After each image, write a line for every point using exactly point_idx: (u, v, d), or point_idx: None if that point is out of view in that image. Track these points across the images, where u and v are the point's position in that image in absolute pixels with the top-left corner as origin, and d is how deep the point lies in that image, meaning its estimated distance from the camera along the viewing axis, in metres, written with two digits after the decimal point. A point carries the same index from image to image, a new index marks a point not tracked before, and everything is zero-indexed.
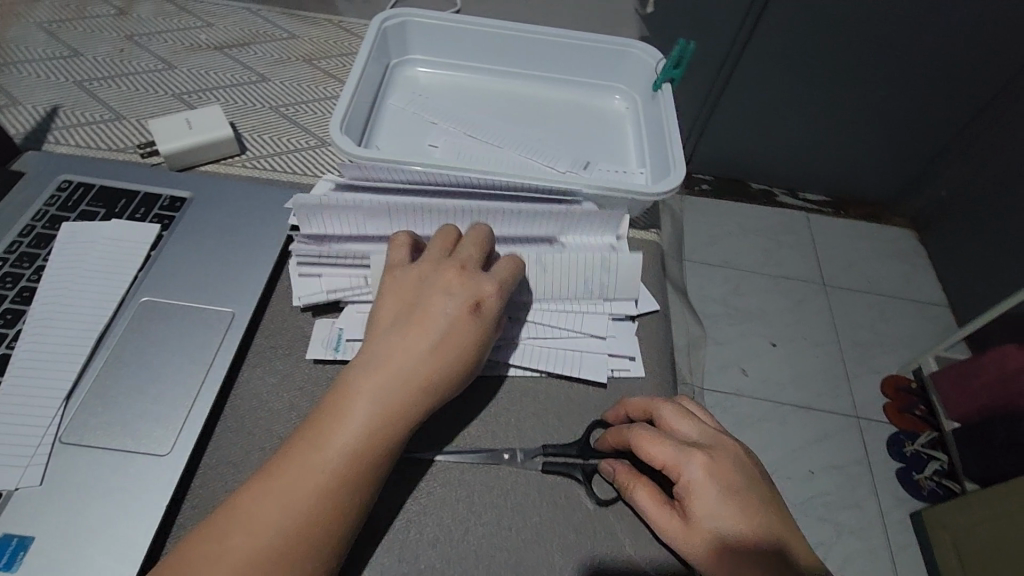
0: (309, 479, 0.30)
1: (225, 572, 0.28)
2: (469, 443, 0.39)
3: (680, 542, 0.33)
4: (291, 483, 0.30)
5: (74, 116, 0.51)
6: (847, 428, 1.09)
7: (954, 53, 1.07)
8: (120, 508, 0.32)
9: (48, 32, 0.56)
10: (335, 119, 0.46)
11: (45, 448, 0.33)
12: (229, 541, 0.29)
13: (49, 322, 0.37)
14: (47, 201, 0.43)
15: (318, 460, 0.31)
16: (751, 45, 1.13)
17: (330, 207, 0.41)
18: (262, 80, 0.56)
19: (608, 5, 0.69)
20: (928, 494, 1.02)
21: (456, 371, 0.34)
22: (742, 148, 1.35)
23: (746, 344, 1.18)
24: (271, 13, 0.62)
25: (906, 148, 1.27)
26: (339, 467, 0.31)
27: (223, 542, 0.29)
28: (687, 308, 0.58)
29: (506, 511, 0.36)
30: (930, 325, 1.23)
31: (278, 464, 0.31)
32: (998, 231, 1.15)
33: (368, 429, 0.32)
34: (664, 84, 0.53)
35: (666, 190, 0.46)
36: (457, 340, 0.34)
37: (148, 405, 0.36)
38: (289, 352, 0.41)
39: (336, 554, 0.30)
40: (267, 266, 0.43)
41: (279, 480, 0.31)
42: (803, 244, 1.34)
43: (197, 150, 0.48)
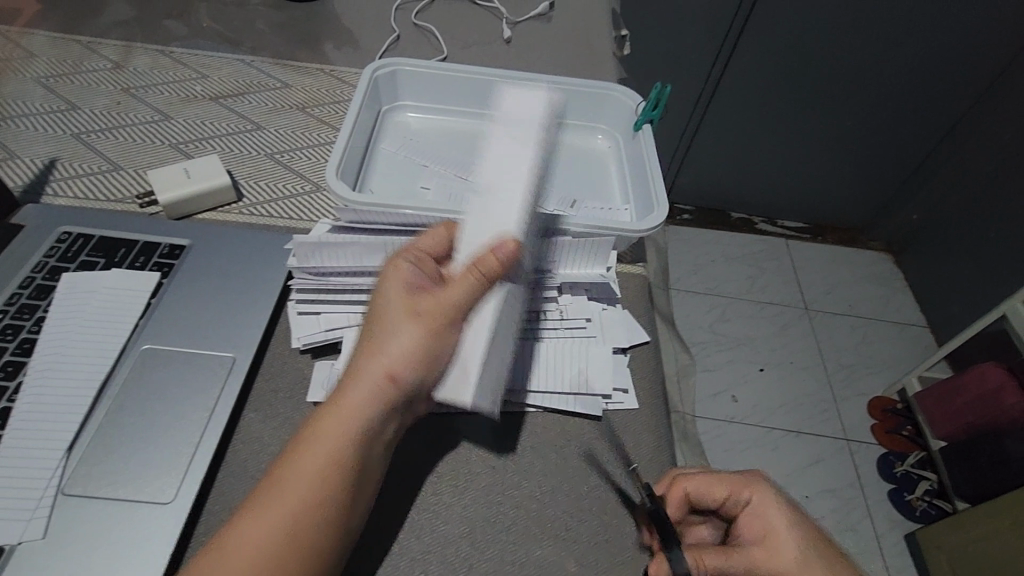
0: (295, 504, 0.31)
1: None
2: (469, 478, 0.40)
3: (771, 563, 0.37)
4: (274, 509, 0.31)
5: (71, 168, 0.52)
6: (838, 451, 1.10)
7: (914, 86, 1.14)
8: (124, 559, 0.32)
9: (46, 87, 0.58)
10: (331, 166, 0.48)
11: (48, 500, 0.33)
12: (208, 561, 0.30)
13: (50, 373, 0.38)
14: (47, 252, 0.44)
15: (299, 482, 0.32)
16: (724, 81, 1.19)
17: (325, 246, 0.42)
18: (258, 129, 0.58)
19: (586, 49, 0.72)
20: (921, 515, 1.03)
21: (387, 328, 0.36)
22: (721, 178, 1.39)
23: (734, 370, 1.20)
24: (264, 63, 0.64)
25: (877, 174, 1.33)
26: (291, 456, 0.33)
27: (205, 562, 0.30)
28: (676, 337, 0.60)
29: (509, 546, 0.37)
30: (910, 346, 1.26)
31: (262, 494, 0.32)
32: (969, 252, 1.20)
33: (313, 425, 0.33)
34: (645, 124, 0.56)
35: (650, 227, 0.48)
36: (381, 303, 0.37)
37: (151, 452, 0.36)
38: (289, 395, 0.41)
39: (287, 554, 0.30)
40: (266, 311, 0.44)
41: (265, 510, 0.31)
42: (784, 270, 1.38)
43: (195, 199, 0.50)
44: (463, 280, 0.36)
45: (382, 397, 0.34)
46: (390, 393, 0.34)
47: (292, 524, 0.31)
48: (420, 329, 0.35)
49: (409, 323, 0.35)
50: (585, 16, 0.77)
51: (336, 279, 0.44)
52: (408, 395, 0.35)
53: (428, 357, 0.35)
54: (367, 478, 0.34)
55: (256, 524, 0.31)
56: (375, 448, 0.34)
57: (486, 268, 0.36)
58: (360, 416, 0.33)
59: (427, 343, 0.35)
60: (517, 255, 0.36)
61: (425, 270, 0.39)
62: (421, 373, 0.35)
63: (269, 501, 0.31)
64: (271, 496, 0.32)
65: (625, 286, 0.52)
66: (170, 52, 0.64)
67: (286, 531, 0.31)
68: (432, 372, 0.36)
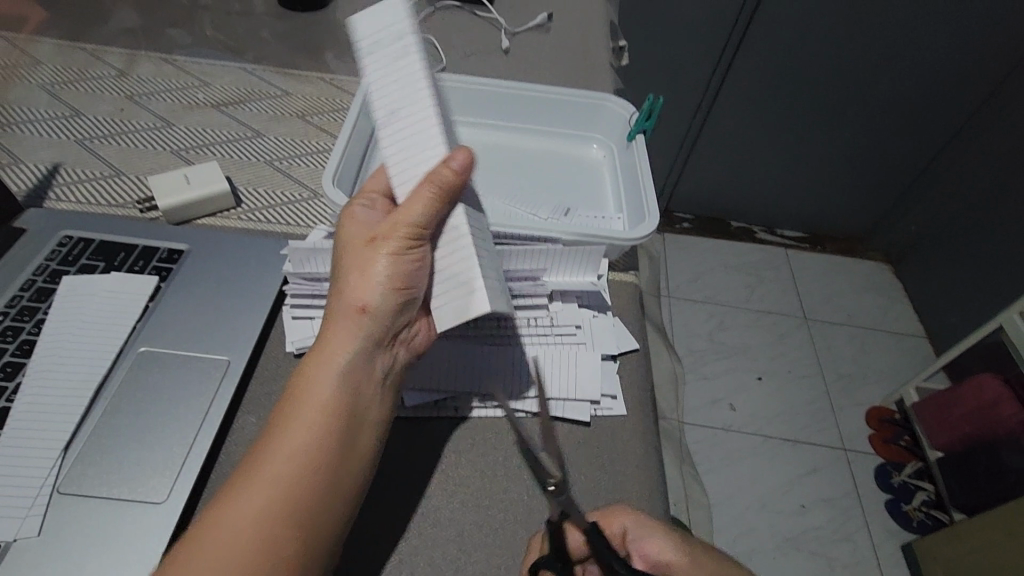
0: (293, 448, 0.32)
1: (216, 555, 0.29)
2: (458, 482, 0.40)
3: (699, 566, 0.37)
4: (274, 459, 0.32)
5: (74, 174, 0.53)
6: (834, 461, 1.10)
7: (911, 97, 1.15)
8: (117, 557, 0.33)
9: (51, 93, 0.59)
10: (327, 174, 0.49)
11: (43, 499, 0.34)
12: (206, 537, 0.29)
13: (48, 374, 0.38)
14: (48, 255, 0.45)
15: (296, 424, 0.32)
16: (722, 92, 1.20)
17: (322, 252, 0.42)
18: (257, 136, 0.59)
19: (583, 60, 0.74)
20: (917, 525, 1.03)
21: (352, 266, 0.36)
22: (720, 187, 1.40)
23: (731, 379, 1.20)
24: (265, 72, 0.66)
25: (876, 184, 1.33)
26: (280, 425, 0.33)
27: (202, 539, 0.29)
28: (667, 345, 0.61)
29: (496, 549, 0.37)
30: (908, 356, 1.27)
31: (255, 463, 0.32)
32: (968, 263, 1.21)
33: (294, 391, 0.34)
34: (638, 135, 0.57)
35: (641, 235, 0.49)
36: (343, 247, 0.38)
37: (145, 452, 0.37)
38: (282, 398, 0.42)
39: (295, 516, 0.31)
40: (262, 315, 0.45)
41: (264, 460, 0.32)
42: (782, 279, 1.38)
43: (194, 205, 0.50)
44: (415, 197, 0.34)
45: (359, 330, 0.35)
46: (365, 325, 0.35)
47: (290, 470, 0.31)
48: (379, 255, 0.35)
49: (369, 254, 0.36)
50: (583, 27, 0.78)
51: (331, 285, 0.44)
52: (386, 323, 0.36)
53: (396, 280, 0.35)
54: (363, 414, 0.35)
55: (257, 473, 0.31)
56: (367, 384, 0.35)
57: (439, 181, 0.34)
58: (340, 354, 0.34)
59: (389, 267, 0.35)
60: (469, 160, 0.35)
61: (379, 210, 0.40)
62: (393, 298, 0.35)
63: (267, 451, 0.32)
64: (269, 448, 0.32)
65: (617, 294, 0.52)
66: (174, 60, 0.65)
67: (286, 477, 0.31)
68: (404, 294, 0.36)
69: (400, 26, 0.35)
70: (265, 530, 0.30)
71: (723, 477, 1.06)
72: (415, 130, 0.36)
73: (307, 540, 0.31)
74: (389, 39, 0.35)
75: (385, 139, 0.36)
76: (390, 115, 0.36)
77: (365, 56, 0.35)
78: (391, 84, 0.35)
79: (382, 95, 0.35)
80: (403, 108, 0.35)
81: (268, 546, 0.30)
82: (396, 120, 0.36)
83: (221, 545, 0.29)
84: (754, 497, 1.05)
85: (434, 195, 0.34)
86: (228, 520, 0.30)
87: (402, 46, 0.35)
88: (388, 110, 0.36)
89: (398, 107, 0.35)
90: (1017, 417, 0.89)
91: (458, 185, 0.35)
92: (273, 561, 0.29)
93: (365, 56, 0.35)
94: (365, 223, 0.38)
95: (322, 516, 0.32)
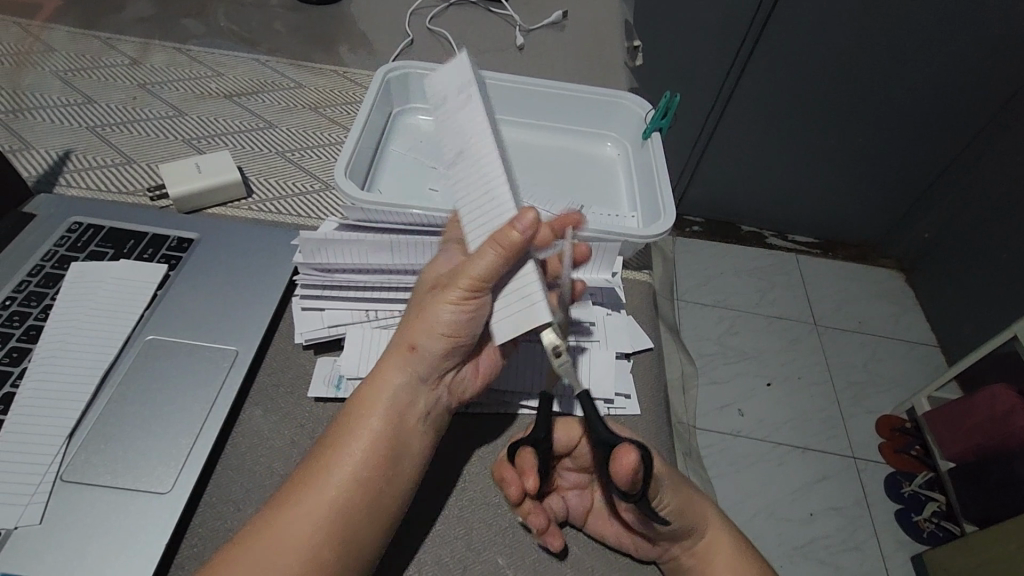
0: (348, 470, 0.33)
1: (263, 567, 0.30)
2: (466, 479, 0.39)
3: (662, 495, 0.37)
4: (322, 479, 0.33)
5: (85, 161, 0.52)
6: (844, 469, 1.08)
7: (927, 103, 1.13)
8: (118, 547, 0.32)
9: (64, 80, 0.58)
10: (340, 165, 0.48)
11: (46, 486, 0.33)
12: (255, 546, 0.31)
13: (54, 360, 0.38)
14: (57, 241, 0.44)
15: (352, 447, 0.34)
16: (735, 95, 1.19)
17: (333, 242, 0.41)
18: (270, 127, 0.59)
19: (598, 58, 0.73)
20: (928, 537, 1.01)
21: (419, 301, 0.37)
22: (732, 191, 1.39)
23: (740, 384, 1.19)
24: (278, 64, 0.65)
25: (890, 190, 1.32)
26: (333, 448, 0.34)
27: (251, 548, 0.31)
28: (679, 346, 0.60)
29: (505, 548, 0.37)
30: (920, 365, 1.25)
31: (305, 481, 0.33)
32: (982, 272, 1.19)
33: (353, 417, 0.35)
34: (653, 132, 0.56)
35: (657, 233, 0.48)
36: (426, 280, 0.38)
37: (151, 442, 0.36)
38: (290, 390, 0.42)
39: (342, 538, 0.32)
40: (272, 306, 0.44)
41: (321, 475, 0.33)
42: (793, 285, 1.37)
43: (204, 193, 0.50)
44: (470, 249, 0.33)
45: (405, 365, 0.36)
46: (413, 362, 0.36)
47: (344, 491, 0.33)
48: (436, 300, 0.35)
49: (430, 296, 0.36)
50: (599, 25, 0.77)
51: (341, 276, 0.43)
52: (432, 364, 0.36)
53: (446, 326, 0.35)
54: (410, 450, 0.35)
55: (309, 488, 0.33)
56: (412, 418, 0.36)
57: (496, 241, 0.33)
58: (387, 384, 0.35)
59: (442, 313, 0.35)
60: (531, 222, 0.33)
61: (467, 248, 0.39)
62: (443, 343, 0.36)
63: (325, 466, 0.33)
64: (327, 463, 0.34)
65: (630, 293, 0.52)
66: (187, 50, 0.64)
67: (339, 498, 0.32)
68: (451, 340, 0.36)
69: (467, 86, 0.43)
70: (318, 547, 0.31)
71: (730, 483, 1.05)
72: (478, 153, 0.40)
73: (352, 558, 0.32)
74: (456, 96, 0.44)
75: (454, 165, 0.41)
76: None
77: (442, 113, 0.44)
78: (458, 125, 0.42)
79: (452, 139, 0.42)
80: (467, 141, 0.40)
81: (316, 560, 0.31)
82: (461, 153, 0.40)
83: (278, 557, 0.31)
84: (761, 504, 1.03)
85: (490, 255, 0.33)
86: (285, 531, 0.31)
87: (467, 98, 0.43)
88: (455, 147, 0.41)
89: None
90: None
91: (516, 247, 0.33)
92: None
93: (443, 111, 0.44)
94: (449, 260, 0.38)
95: (370, 535, 0.33)
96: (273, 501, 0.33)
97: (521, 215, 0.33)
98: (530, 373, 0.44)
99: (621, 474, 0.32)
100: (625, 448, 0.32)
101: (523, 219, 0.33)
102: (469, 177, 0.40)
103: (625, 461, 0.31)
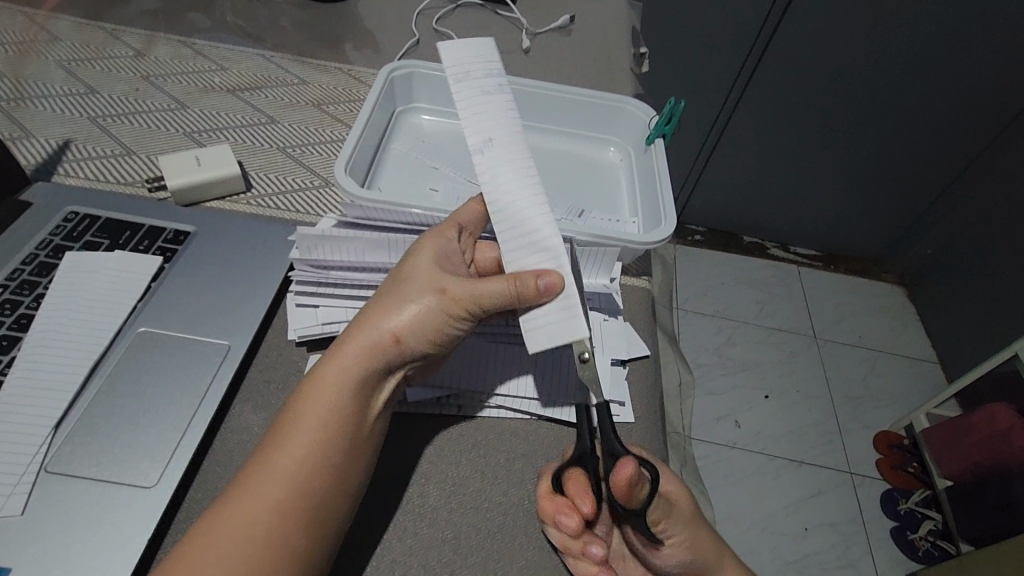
0: (304, 447, 0.32)
1: (226, 547, 0.29)
2: (457, 482, 0.39)
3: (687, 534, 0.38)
4: (283, 453, 0.32)
5: (85, 150, 0.52)
6: (840, 484, 1.08)
7: (933, 120, 1.13)
8: (101, 540, 0.32)
9: (67, 69, 0.58)
10: (339, 161, 0.48)
11: (29, 476, 0.33)
12: (217, 527, 0.30)
13: (44, 349, 0.37)
14: (52, 230, 0.44)
15: (308, 426, 0.33)
16: (741, 106, 1.19)
17: (329, 239, 0.41)
18: (271, 122, 0.58)
19: (605, 63, 0.73)
20: (924, 555, 1.00)
21: (408, 290, 0.36)
22: (735, 202, 1.39)
23: (738, 396, 1.18)
24: (282, 59, 0.65)
25: (894, 205, 1.31)
26: (290, 422, 0.33)
27: (213, 528, 0.30)
28: (678, 354, 0.59)
29: (493, 554, 0.36)
30: (919, 381, 1.24)
31: (266, 457, 0.32)
32: (985, 290, 1.18)
33: (314, 394, 0.34)
34: (657, 138, 0.56)
35: (656, 240, 0.47)
36: (413, 266, 0.38)
37: (138, 434, 0.36)
38: (282, 386, 0.41)
39: (306, 514, 0.31)
40: (267, 300, 0.44)
41: (276, 453, 0.32)
42: (794, 297, 1.36)
43: (203, 186, 0.50)
44: (497, 283, 0.35)
45: (386, 355, 0.35)
46: (394, 355, 0.35)
47: (303, 468, 0.32)
48: (436, 305, 0.36)
49: (428, 293, 0.36)
50: (606, 31, 0.77)
51: (336, 273, 0.43)
52: (406, 359, 0.36)
53: (436, 332, 0.36)
54: (371, 431, 0.35)
55: (270, 462, 0.32)
56: (373, 401, 0.36)
57: (522, 289, 0.34)
58: (363, 367, 0.35)
59: (438, 321, 0.36)
60: (557, 284, 0.34)
61: (460, 249, 0.41)
62: (424, 347, 0.36)
63: (279, 445, 0.33)
64: (282, 439, 0.33)
65: (629, 298, 0.51)
66: (192, 44, 0.64)
67: (299, 475, 0.32)
68: (432, 346, 0.37)
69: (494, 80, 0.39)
70: (278, 525, 0.30)
71: (725, 495, 1.04)
72: (513, 153, 0.37)
73: (315, 540, 0.31)
74: (479, 80, 0.38)
75: (482, 163, 0.36)
76: (485, 143, 0.37)
77: (457, 89, 0.38)
78: (484, 116, 0.37)
79: (475, 126, 0.37)
80: (497, 132, 0.37)
81: (276, 536, 0.30)
82: (492, 145, 0.37)
83: (236, 537, 0.30)
84: (756, 517, 1.03)
85: (511, 294, 0.35)
86: (242, 513, 0.30)
87: (492, 84, 0.39)
88: (484, 138, 0.37)
89: (494, 135, 0.37)
90: None
91: (537, 302, 0.35)
92: (281, 560, 0.30)
93: (458, 86, 0.38)
94: (441, 260, 0.39)
95: (328, 510, 0.32)
96: (231, 485, 0.32)
97: (546, 272, 0.34)
98: (506, 367, 0.44)
99: (617, 489, 0.32)
100: (623, 460, 0.32)
101: (550, 278, 0.34)
102: (503, 177, 0.36)
103: (622, 471, 0.31)
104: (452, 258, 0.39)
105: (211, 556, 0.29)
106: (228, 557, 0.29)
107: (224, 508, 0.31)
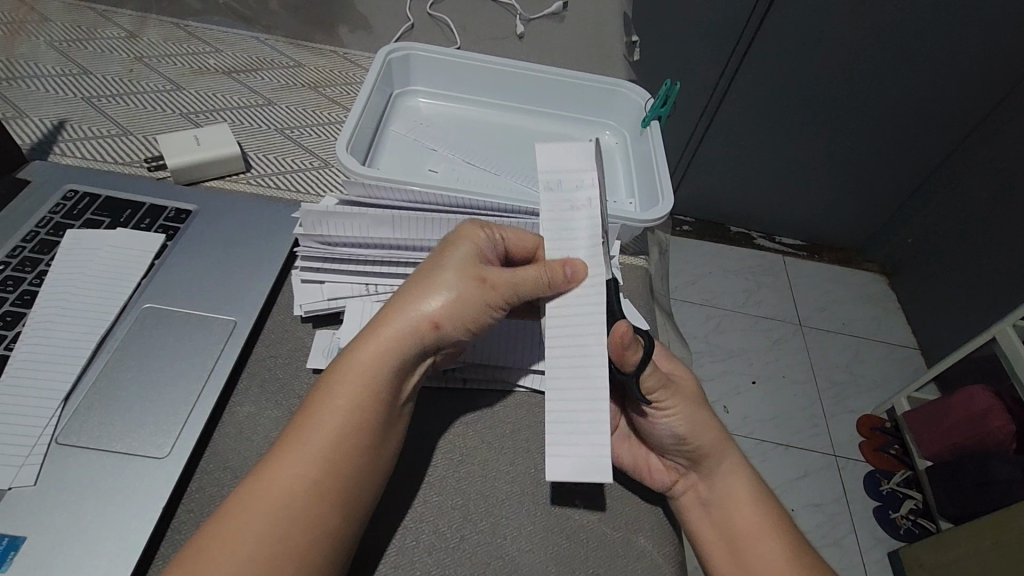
0: (335, 428, 0.33)
1: (257, 525, 0.30)
2: (463, 453, 0.40)
3: (690, 415, 0.41)
4: (313, 433, 0.33)
5: (80, 130, 0.52)
6: (824, 465, 1.10)
7: (912, 113, 1.15)
8: (115, 508, 0.32)
9: (59, 50, 0.58)
10: (340, 141, 0.48)
11: (40, 448, 0.33)
12: (249, 507, 0.30)
13: (49, 324, 0.38)
14: (52, 208, 0.44)
15: (342, 407, 0.33)
16: (728, 97, 1.20)
17: (333, 215, 0.42)
18: (269, 104, 0.58)
19: (598, 50, 0.73)
20: (905, 533, 1.03)
21: (444, 274, 0.36)
22: (723, 193, 1.41)
23: (726, 381, 1.20)
24: (278, 42, 0.65)
25: (876, 197, 1.34)
26: (326, 399, 0.34)
27: (245, 508, 0.30)
28: (675, 332, 0.60)
29: (502, 522, 0.37)
30: (901, 367, 1.27)
31: (296, 437, 0.33)
32: (962, 279, 1.21)
33: (353, 375, 0.34)
34: (653, 121, 0.56)
35: (654, 218, 0.49)
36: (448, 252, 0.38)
37: (148, 407, 0.36)
38: (289, 361, 0.42)
39: (336, 496, 0.32)
40: (271, 277, 0.44)
41: (310, 434, 0.33)
42: (780, 286, 1.39)
43: (203, 165, 0.50)
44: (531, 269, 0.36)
45: (420, 339, 0.35)
46: (429, 337, 0.35)
47: (332, 447, 0.32)
48: (474, 293, 0.36)
49: (465, 279, 0.36)
50: (598, 17, 0.78)
51: (342, 249, 0.44)
52: (440, 345, 0.36)
53: (470, 321, 0.36)
54: (400, 414, 0.36)
55: (301, 442, 0.32)
56: (402, 392, 0.36)
57: (552, 275, 0.36)
58: (395, 355, 0.35)
59: (473, 311, 0.36)
60: (580, 276, 0.36)
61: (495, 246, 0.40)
62: (459, 335, 0.37)
63: (311, 425, 0.33)
64: (312, 419, 0.33)
65: (626, 277, 0.52)
66: (186, 26, 0.64)
67: (330, 455, 0.32)
68: (464, 333, 0.37)
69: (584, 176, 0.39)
70: (313, 503, 0.31)
71: None
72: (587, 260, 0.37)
73: (346, 519, 0.32)
74: (570, 185, 0.39)
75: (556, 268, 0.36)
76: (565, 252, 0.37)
77: (546, 195, 0.38)
78: (565, 228, 0.38)
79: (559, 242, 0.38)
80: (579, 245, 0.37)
81: (309, 515, 0.31)
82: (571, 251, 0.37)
83: (270, 516, 0.30)
84: None
85: (541, 282, 0.35)
86: (274, 490, 0.31)
87: (582, 198, 0.39)
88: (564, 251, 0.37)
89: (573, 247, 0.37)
90: (1007, 428, 0.90)
91: (563, 290, 0.36)
92: (315, 537, 0.30)
93: (547, 196, 0.38)
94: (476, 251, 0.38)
95: (359, 490, 0.33)
96: (247, 473, 0.32)
97: (573, 260, 0.36)
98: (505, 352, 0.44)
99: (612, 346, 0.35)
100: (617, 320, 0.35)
101: (576, 265, 0.36)
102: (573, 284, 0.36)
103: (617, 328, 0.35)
104: (490, 255, 0.39)
105: (243, 538, 0.29)
106: (263, 534, 0.30)
107: (239, 491, 0.31)
